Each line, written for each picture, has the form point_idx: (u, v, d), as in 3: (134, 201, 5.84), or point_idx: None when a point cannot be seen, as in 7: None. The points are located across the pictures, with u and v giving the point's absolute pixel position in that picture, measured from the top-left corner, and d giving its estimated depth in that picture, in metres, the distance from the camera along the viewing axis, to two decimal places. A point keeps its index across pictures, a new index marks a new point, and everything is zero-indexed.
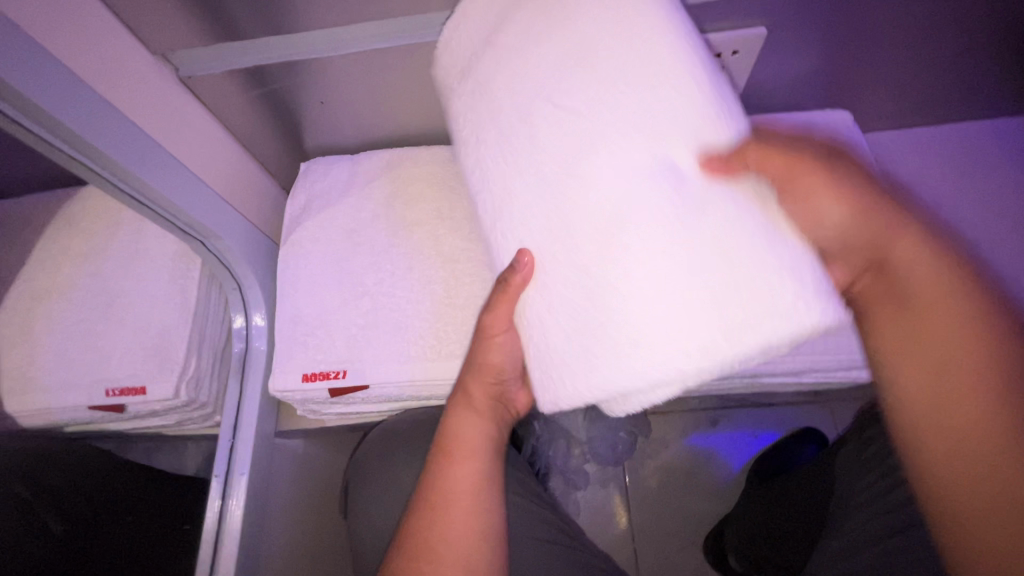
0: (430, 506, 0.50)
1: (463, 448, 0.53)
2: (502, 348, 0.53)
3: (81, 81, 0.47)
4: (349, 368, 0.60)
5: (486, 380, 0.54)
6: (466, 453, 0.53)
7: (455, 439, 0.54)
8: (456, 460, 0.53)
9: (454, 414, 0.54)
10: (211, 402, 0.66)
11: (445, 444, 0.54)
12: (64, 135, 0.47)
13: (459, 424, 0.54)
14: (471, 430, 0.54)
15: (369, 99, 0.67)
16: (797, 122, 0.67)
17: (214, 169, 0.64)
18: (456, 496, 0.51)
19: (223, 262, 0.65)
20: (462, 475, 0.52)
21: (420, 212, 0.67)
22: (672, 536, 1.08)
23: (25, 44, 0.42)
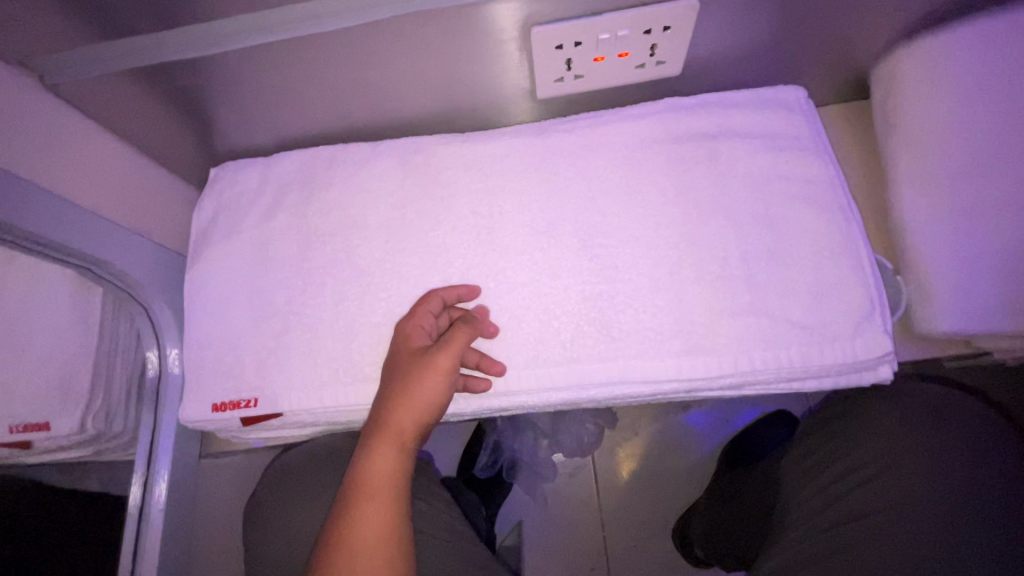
0: (336, 555, 0.47)
1: (375, 493, 0.49)
2: (432, 387, 0.51)
3: None
4: (259, 396, 0.56)
5: (408, 420, 0.51)
6: (379, 498, 0.49)
7: (369, 480, 0.50)
8: (365, 505, 0.49)
9: (371, 453, 0.50)
10: (127, 432, 0.64)
11: (360, 484, 0.50)
12: None
13: (373, 467, 0.50)
14: (385, 471, 0.50)
15: (270, 98, 0.61)
16: (742, 102, 0.61)
17: (103, 186, 0.59)
18: (365, 548, 0.47)
19: (124, 288, 0.60)
20: (373, 524, 0.48)
21: (333, 221, 0.61)
22: (641, 524, 1.07)
23: None
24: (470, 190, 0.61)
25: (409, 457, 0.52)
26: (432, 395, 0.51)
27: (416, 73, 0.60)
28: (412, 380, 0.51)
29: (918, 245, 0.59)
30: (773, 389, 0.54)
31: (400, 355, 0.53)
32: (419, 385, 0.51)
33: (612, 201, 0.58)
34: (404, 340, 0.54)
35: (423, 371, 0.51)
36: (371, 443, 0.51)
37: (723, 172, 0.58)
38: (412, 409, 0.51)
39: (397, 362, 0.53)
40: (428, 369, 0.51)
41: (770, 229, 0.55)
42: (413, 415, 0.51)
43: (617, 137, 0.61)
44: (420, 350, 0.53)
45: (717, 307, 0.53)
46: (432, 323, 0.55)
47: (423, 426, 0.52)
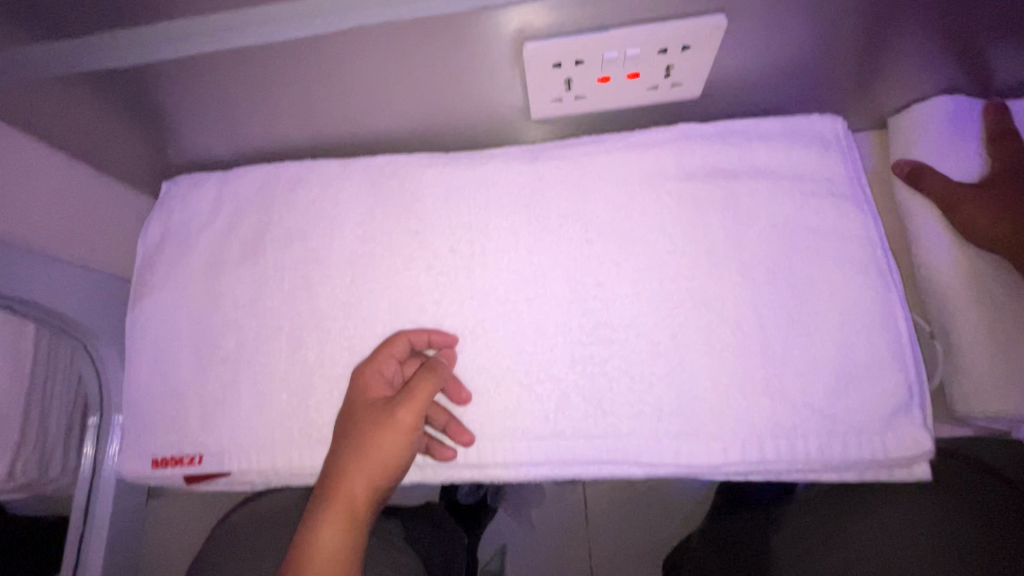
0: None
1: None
2: (391, 445, 0.44)
3: None
4: (205, 453, 0.50)
5: (362, 485, 0.43)
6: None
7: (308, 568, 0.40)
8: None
9: (315, 530, 0.41)
10: (69, 474, 0.58)
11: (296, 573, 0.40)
12: None
13: (316, 549, 0.41)
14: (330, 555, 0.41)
15: (225, 110, 0.53)
16: (769, 134, 0.52)
17: (33, 207, 0.52)
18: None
19: (59, 320, 0.54)
20: None
21: (293, 255, 0.54)
22: (629, 556, 1.02)
23: None
24: (449, 225, 0.53)
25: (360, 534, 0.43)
26: (390, 454, 0.44)
27: (392, 90, 0.52)
28: (368, 436, 0.44)
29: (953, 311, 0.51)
30: (786, 477, 0.47)
31: (355, 409, 0.46)
32: (376, 442, 0.43)
33: (611, 246, 0.51)
34: (363, 390, 0.47)
35: (381, 425, 0.44)
36: (315, 518, 0.42)
37: (741, 218, 0.50)
38: (365, 472, 0.43)
39: (350, 414, 0.46)
40: (387, 422, 0.44)
41: (792, 291, 0.48)
42: (368, 480, 0.43)
43: (620, 171, 0.53)
44: (379, 402, 0.46)
45: (723, 381, 0.46)
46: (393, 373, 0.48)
47: (377, 497, 0.44)
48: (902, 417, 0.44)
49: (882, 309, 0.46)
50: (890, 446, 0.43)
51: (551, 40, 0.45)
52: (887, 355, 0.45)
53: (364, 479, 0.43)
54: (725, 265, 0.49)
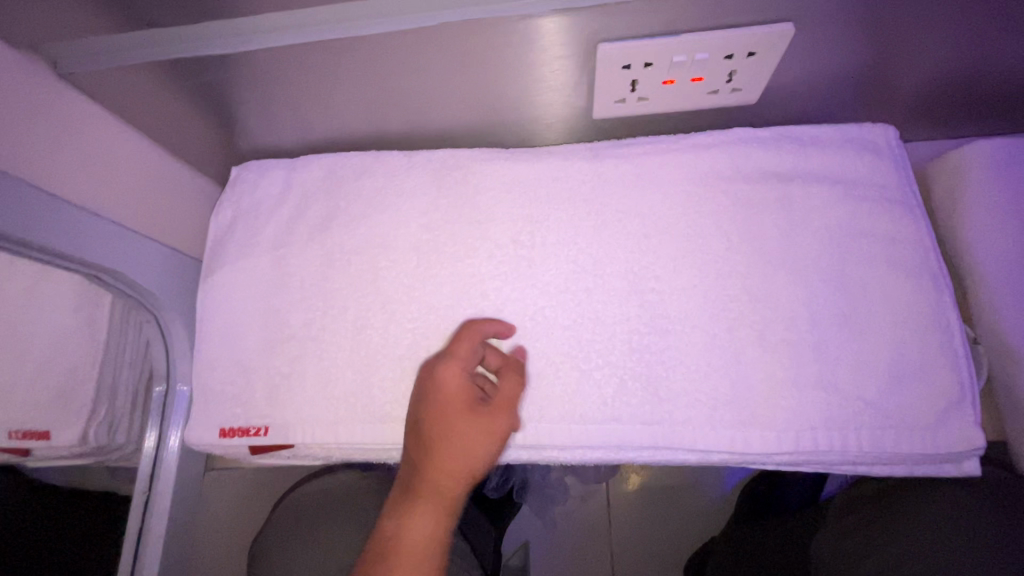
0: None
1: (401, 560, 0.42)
2: (485, 446, 0.46)
3: None
4: (271, 425, 0.52)
5: (456, 481, 0.45)
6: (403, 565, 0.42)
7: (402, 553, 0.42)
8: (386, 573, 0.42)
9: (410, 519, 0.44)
10: (132, 444, 0.61)
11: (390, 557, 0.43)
12: None
13: (411, 536, 0.43)
14: (420, 535, 0.44)
15: (301, 99, 0.56)
16: (823, 139, 0.54)
17: (117, 185, 0.54)
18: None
19: (134, 293, 0.56)
20: None
21: (359, 238, 0.56)
22: (651, 556, 1.03)
23: None
24: (510, 217, 0.55)
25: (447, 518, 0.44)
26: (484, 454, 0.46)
27: (464, 85, 0.54)
28: (465, 436, 0.46)
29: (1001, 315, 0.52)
30: (837, 469, 0.49)
31: (444, 405, 0.47)
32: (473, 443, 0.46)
33: (669, 241, 0.53)
34: (448, 387, 0.47)
35: (479, 426, 0.46)
36: (408, 506, 0.44)
37: (796, 219, 0.52)
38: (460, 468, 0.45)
39: (437, 410, 0.47)
40: (485, 424, 0.46)
41: (845, 290, 0.49)
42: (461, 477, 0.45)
43: (678, 169, 0.55)
44: (469, 401, 0.47)
45: (780, 375, 0.48)
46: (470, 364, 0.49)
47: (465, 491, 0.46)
48: (953, 413, 0.46)
49: (934, 310, 0.48)
50: (943, 441, 0.45)
51: (625, 41, 0.47)
52: (939, 354, 0.47)
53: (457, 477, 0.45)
54: (780, 262, 0.51)
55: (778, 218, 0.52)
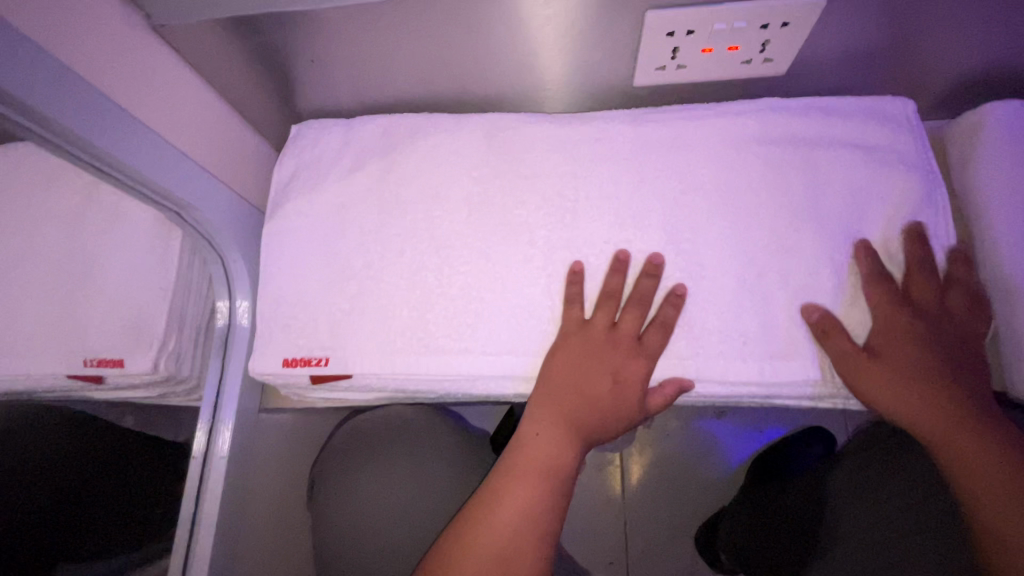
0: (473, 518, 0.51)
1: (525, 481, 0.52)
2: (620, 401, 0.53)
3: (42, 46, 0.42)
4: (332, 356, 0.57)
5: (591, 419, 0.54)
6: (525, 486, 0.52)
7: (528, 460, 0.53)
8: (508, 483, 0.52)
9: (545, 437, 0.54)
10: (193, 378, 0.65)
11: (517, 462, 0.53)
12: (26, 112, 0.42)
13: (540, 450, 0.53)
14: (551, 461, 0.53)
15: (365, 60, 0.61)
16: (846, 109, 0.59)
17: (194, 133, 0.59)
18: (502, 530, 0.50)
19: (204, 235, 0.61)
20: (517, 501, 0.51)
21: (415, 189, 0.61)
22: (663, 525, 1.07)
23: None
24: (555, 173, 0.60)
25: (569, 458, 0.53)
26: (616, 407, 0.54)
27: (519, 49, 0.59)
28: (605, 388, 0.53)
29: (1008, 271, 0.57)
30: (854, 404, 0.54)
31: (596, 360, 0.53)
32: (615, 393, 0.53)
33: (704, 196, 0.57)
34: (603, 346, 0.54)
35: (621, 387, 0.53)
36: (545, 431, 0.54)
37: (821, 179, 0.56)
38: (598, 415, 0.54)
39: (591, 361, 0.53)
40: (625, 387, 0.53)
41: (866, 242, 0.54)
42: (594, 422, 0.54)
43: (713, 132, 0.59)
44: (618, 360, 0.53)
45: (806, 316, 0.52)
46: (607, 325, 0.54)
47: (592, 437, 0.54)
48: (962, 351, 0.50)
49: (946, 261, 0.53)
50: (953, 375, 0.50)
51: (672, 8, 0.52)
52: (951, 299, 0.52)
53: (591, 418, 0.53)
54: (807, 217, 0.55)
55: (805, 177, 0.57)
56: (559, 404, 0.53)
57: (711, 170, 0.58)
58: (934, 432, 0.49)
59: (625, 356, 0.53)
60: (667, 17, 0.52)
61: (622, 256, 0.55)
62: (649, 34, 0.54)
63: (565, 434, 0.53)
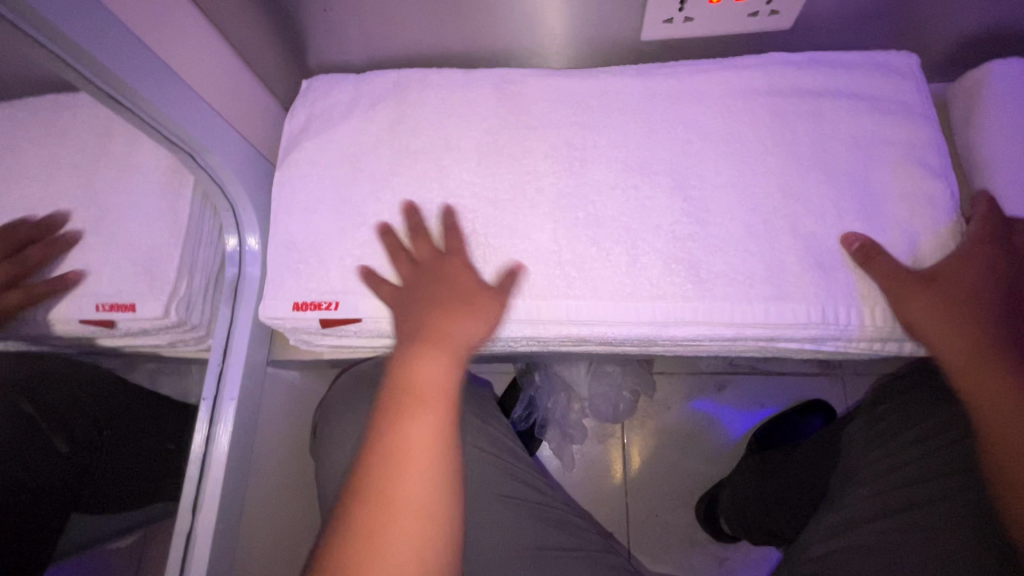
0: (384, 481, 0.49)
1: (426, 439, 0.51)
2: (460, 329, 0.54)
3: None
4: (342, 299, 0.57)
5: (455, 339, 0.54)
6: (430, 447, 0.51)
7: (422, 386, 0.53)
8: (418, 441, 0.51)
9: (414, 360, 0.53)
10: (203, 326, 0.66)
11: (429, 389, 0.53)
12: (56, 37, 0.43)
13: (422, 372, 0.53)
14: (424, 384, 0.53)
15: (377, 12, 0.61)
16: (850, 62, 0.60)
17: (207, 81, 0.59)
18: (412, 469, 0.50)
19: (215, 178, 0.62)
20: (421, 427, 0.51)
21: (425, 140, 0.62)
22: (664, 495, 1.08)
23: None
24: (563, 124, 0.61)
25: (454, 386, 0.54)
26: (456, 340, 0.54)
27: (529, 1, 0.59)
28: (473, 310, 0.54)
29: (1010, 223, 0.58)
30: (854, 348, 0.55)
31: (473, 290, 0.55)
32: (455, 323, 0.54)
33: (710, 146, 0.58)
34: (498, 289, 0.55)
35: (460, 317, 0.54)
36: (418, 353, 0.54)
37: (825, 129, 0.57)
38: (451, 344, 0.54)
39: (470, 293, 0.55)
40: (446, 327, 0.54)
41: (868, 189, 0.55)
42: (439, 348, 0.54)
43: (720, 84, 0.60)
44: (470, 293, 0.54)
45: (809, 259, 0.53)
46: (473, 281, 0.55)
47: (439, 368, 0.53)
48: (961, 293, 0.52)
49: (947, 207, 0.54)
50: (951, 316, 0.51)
51: None
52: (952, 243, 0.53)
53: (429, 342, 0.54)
54: (811, 165, 0.56)
55: (809, 127, 0.58)
56: (433, 338, 0.54)
57: (717, 121, 0.59)
58: (961, 358, 0.50)
59: (465, 273, 0.56)
60: None
61: (448, 211, 0.58)
62: None
63: (447, 372, 0.53)
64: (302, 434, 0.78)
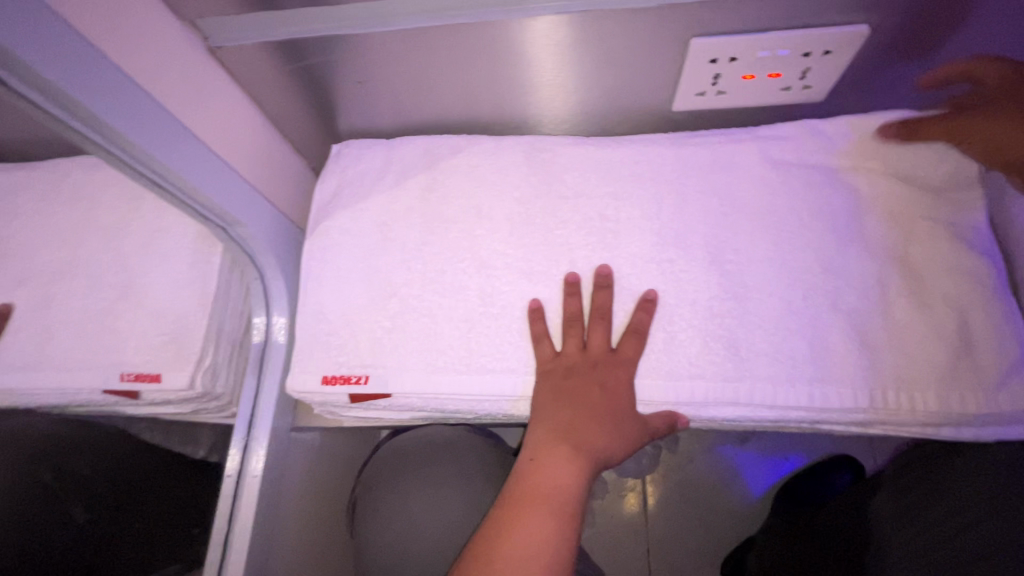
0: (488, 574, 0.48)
1: (538, 539, 0.50)
2: (614, 438, 0.53)
3: (111, 63, 0.43)
4: (372, 373, 0.56)
5: (611, 450, 0.54)
6: (545, 545, 0.49)
7: (536, 489, 0.52)
8: (527, 550, 0.49)
9: (540, 461, 0.53)
10: (227, 394, 0.65)
11: (539, 491, 0.52)
12: (91, 120, 0.43)
13: (547, 475, 0.53)
14: (550, 485, 0.52)
15: (410, 84, 0.62)
16: (886, 137, 0.60)
17: (241, 152, 0.60)
18: (516, 560, 0.48)
19: (245, 249, 0.62)
20: (530, 536, 0.50)
21: (457, 209, 0.61)
22: (688, 555, 1.04)
23: (49, 21, 0.38)
24: (597, 194, 0.60)
25: (581, 492, 0.52)
26: (620, 445, 0.53)
27: (562, 74, 0.60)
28: (619, 422, 0.53)
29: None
30: (902, 432, 0.53)
31: (600, 391, 0.54)
32: (622, 432, 0.53)
33: (746, 220, 0.57)
34: (613, 389, 0.53)
35: (610, 420, 0.53)
36: (546, 454, 0.53)
37: (864, 205, 0.57)
38: (573, 445, 0.53)
39: (617, 402, 0.53)
40: (624, 428, 0.53)
41: (912, 268, 0.54)
42: (563, 448, 0.53)
43: (754, 157, 0.60)
44: (612, 396, 0.53)
45: (853, 340, 0.52)
46: (578, 350, 0.55)
47: (565, 474, 0.52)
48: (1015, 381, 0.50)
49: (994, 287, 0.53)
50: (1005, 407, 0.50)
51: (717, 35, 0.53)
52: (1004, 325, 0.52)
53: (606, 447, 0.53)
54: (849, 241, 0.55)
55: (847, 203, 0.57)
56: (560, 440, 0.53)
57: (752, 193, 0.58)
58: None
59: (624, 393, 0.53)
60: (712, 43, 0.53)
61: (650, 295, 0.55)
62: (690, 62, 0.56)
63: (576, 478, 0.52)
64: (322, 500, 0.76)
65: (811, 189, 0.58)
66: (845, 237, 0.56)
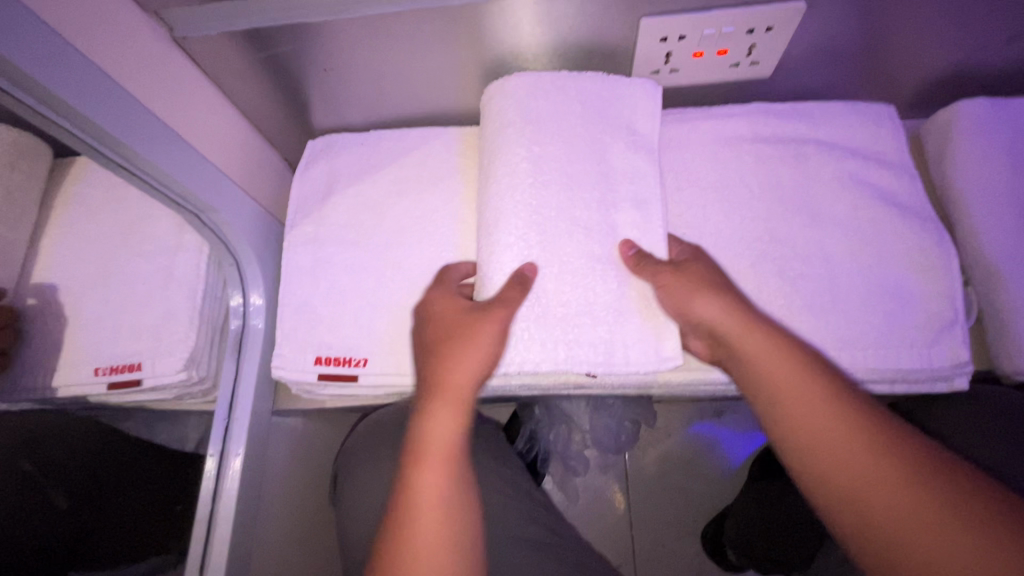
0: (421, 463, 0.51)
1: (449, 456, 0.51)
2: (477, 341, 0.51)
3: (79, 52, 0.44)
4: (370, 357, 0.60)
5: (464, 379, 0.52)
6: (455, 410, 0.52)
7: (428, 445, 0.51)
8: (427, 496, 0.49)
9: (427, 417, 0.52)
10: (210, 377, 0.67)
11: (417, 448, 0.52)
12: (59, 106, 0.44)
13: (430, 428, 0.52)
14: (439, 436, 0.52)
15: (375, 72, 0.64)
16: (829, 112, 0.63)
17: (213, 142, 0.61)
18: (425, 536, 0.47)
19: (219, 236, 0.64)
20: (428, 490, 0.50)
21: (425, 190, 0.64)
22: (669, 526, 1.08)
23: (16, 12, 0.39)
24: None
25: (459, 439, 0.52)
26: (478, 357, 0.52)
27: (520, 60, 0.62)
28: (465, 338, 0.51)
29: (971, 259, 0.61)
30: None
31: (444, 316, 0.54)
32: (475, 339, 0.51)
33: (699, 192, 0.61)
34: (443, 319, 0.54)
35: (462, 322, 0.52)
36: (429, 408, 0.53)
37: (810, 174, 0.60)
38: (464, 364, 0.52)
39: (438, 316, 0.55)
40: (461, 320, 0.52)
41: (854, 232, 0.58)
42: (454, 379, 0.52)
43: (706, 131, 0.63)
44: (465, 309, 0.53)
45: (798, 302, 0.56)
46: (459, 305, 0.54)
47: (441, 434, 0.51)
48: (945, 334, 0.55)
49: (927, 246, 0.57)
50: (934, 362, 0.54)
51: (665, 15, 0.55)
52: (933, 282, 0.56)
53: (466, 359, 0.52)
54: (794, 209, 0.59)
55: (793, 172, 0.60)
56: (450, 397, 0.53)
57: (706, 166, 0.61)
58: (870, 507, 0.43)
59: (479, 337, 0.51)
60: (661, 21, 0.55)
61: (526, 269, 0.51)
62: (642, 42, 0.59)
63: (454, 430, 0.52)
64: (306, 483, 0.78)
65: (758, 160, 0.61)
66: (792, 206, 0.59)
